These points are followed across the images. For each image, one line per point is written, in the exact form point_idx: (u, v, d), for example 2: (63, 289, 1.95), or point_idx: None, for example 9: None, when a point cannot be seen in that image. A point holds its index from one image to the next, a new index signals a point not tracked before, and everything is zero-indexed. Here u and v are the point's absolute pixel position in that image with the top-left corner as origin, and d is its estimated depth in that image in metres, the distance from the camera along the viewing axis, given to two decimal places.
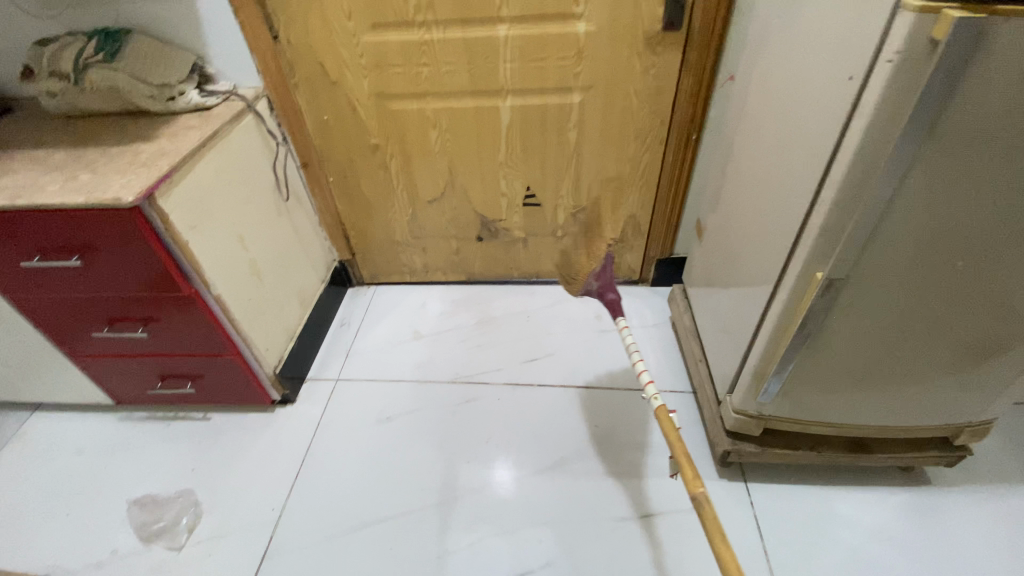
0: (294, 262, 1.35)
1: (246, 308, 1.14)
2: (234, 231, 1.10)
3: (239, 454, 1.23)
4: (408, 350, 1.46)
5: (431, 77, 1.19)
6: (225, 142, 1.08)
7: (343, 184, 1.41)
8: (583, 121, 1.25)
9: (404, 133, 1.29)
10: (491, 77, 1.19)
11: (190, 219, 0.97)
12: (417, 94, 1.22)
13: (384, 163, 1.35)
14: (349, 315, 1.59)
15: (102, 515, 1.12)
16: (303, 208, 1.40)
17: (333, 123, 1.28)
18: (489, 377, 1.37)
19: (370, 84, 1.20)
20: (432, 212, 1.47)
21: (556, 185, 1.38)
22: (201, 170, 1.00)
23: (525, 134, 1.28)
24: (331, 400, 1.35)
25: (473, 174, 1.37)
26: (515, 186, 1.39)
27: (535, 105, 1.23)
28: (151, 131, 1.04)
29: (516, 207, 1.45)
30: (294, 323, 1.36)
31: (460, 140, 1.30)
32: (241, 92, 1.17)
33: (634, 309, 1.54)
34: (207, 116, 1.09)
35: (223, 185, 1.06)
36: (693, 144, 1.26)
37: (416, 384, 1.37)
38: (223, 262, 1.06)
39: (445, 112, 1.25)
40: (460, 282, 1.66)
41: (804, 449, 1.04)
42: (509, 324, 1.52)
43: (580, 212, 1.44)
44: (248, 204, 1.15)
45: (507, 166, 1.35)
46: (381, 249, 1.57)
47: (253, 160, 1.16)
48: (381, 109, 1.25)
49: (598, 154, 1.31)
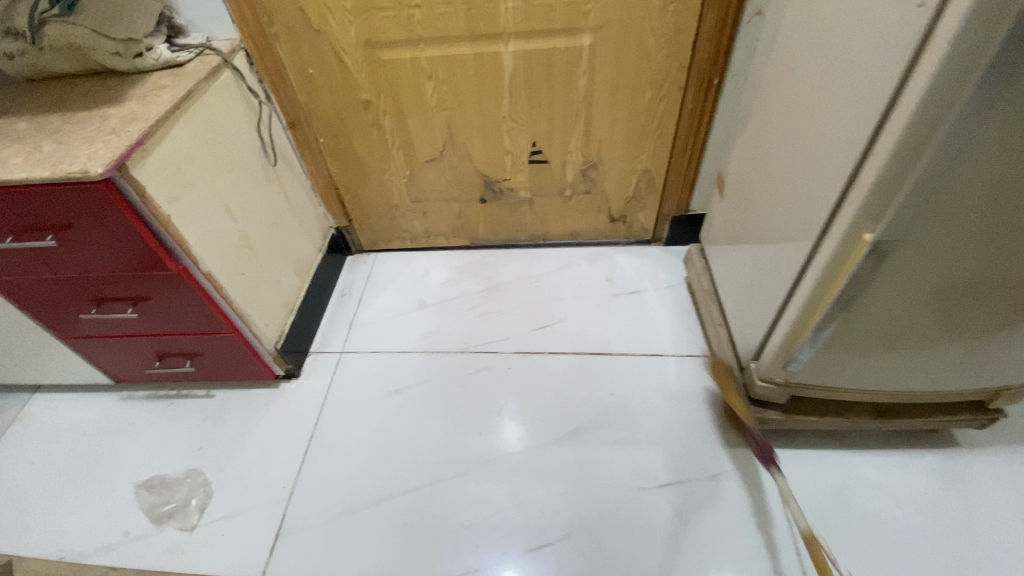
0: (288, 231, 1.28)
1: (240, 283, 1.08)
2: (220, 202, 1.02)
3: (245, 432, 1.20)
4: (413, 319, 1.41)
5: (424, 21, 1.07)
6: (203, 103, 0.98)
7: (335, 145, 1.31)
8: (593, 67, 1.14)
9: (397, 87, 1.18)
10: (492, 20, 1.06)
11: (170, 190, 0.89)
12: (410, 42, 1.10)
13: (377, 121, 1.25)
14: (350, 285, 1.53)
15: (112, 497, 1.11)
16: (293, 173, 1.31)
17: (319, 78, 1.17)
18: (498, 346, 1.32)
19: (357, 32, 1.09)
20: (431, 172, 1.38)
21: (563, 140, 1.28)
22: (178, 136, 0.91)
23: (529, 84, 1.17)
24: (336, 373, 1.30)
25: (474, 130, 1.27)
26: (520, 142, 1.29)
27: (541, 51, 1.11)
28: (120, 93, 0.94)
29: (521, 165, 1.35)
30: (293, 296, 1.30)
31: (458, 92, 1.19)
32: (215, 45, 1.06)
33: (648, 271, 1.47)
34: (180, 74, 0.99)
35: (204, 152, 0.97)
36: (715, 89, 1.15)
37: (422, 354, 1.33)
38: (210, 237, 0.99)
39: (441, 62, 1.13)
40: (464, 246, 1.59)
41: (830, 416, 1.00)
42: (517, 291, 1.46)
43: (590, 169, 1.35)
44: (233, 171, 1.07)
45: (511, 121, 1.24)
46: (380, 214, 1.49)
47: (234, 122, 1.07)
48: (371, 60, 1.13)
49: (610, 105, 1.20)
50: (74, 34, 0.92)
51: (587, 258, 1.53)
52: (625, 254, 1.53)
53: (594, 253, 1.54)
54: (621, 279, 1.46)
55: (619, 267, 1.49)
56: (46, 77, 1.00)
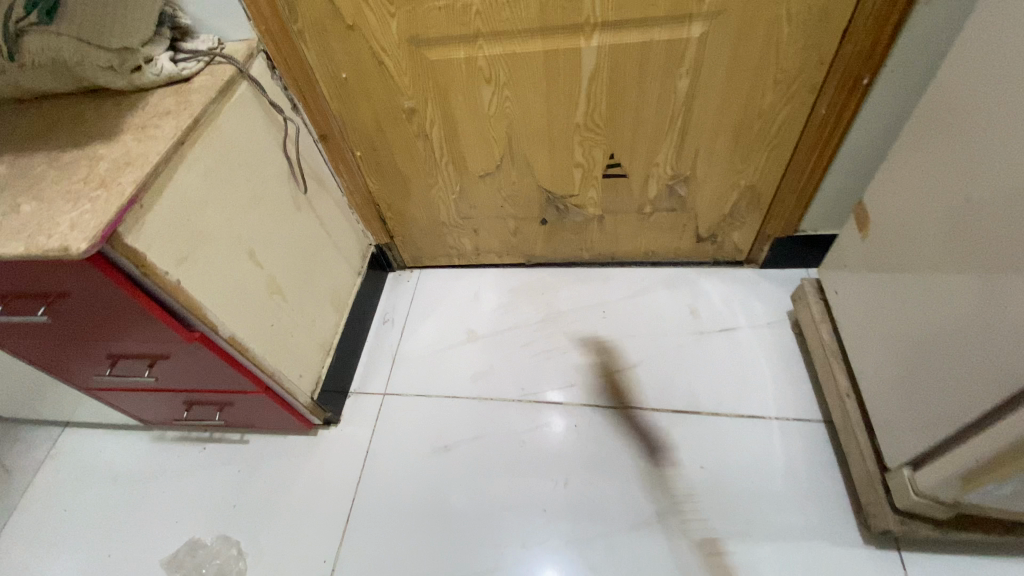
0: (320, 261, 1.11)
1: (268, 338, 0.93)
2: (242, 248, 0.85)
3: (282, 489, 1.09)
4: (463, 355, 1.24)
5: (485, 11, 0.82)
6: (216, 131, 0.79)
7: (374, 158, 1.11)
8: (700, 65, 0.87)
9: (449, 93, 0.96)
10: (577, 9, 0.81)
11: (177, 249, 0.72)
12: (467, 38, 0.87)
13: (422, 131, 1.04)
14: (392, 310, 1.36)
15: (147, 561, 1.03)
16: (327, 193, 1.13)
17: (354, 83, 0.95)
18: (561, 395, 1.14)
19: (399, 27, 0.86)
20: (485, 188, 1.16)
21: (649, 152, 1.03)
22: (185, 179, 0.73)
23: (613, 88, 0.92)
24: (379, 421, 1.16)
25: (539, 141, 1.03)
26: (594, 155, 1.05)
27: (633, 46, 0.85)
28: (114, 121, 0.76)
29: (593, 179, 1.11)
30: (330, 333, 1.15)
31: (523, 98, 0.95)
32: (229, 50, 0.86)
33: (740, 302, 1.23)
34: (185, 92, 0.79)
35: (218, 193, 0.80)
36: (862, 90, 0.88)
37: (474, 400, 1.16)
38: (232, 293, 0.83)
39: (504, 62, 0.90)
40: (519, 264, 1.38)
41: (1000, 535, 0.79)
42: (582, 323, 1.25)
43: (679, 185, 1.10)
44: (256, 207, 0.89)
45: (586, 130, 1.00)
46: (424, 231, 1.30)
47: (254, 146, 0.88)
48: (416, 61, 0.91)
49: (715, 111, 0.95)
50: (59, 46, 0.74)
51: (664, 283, 1.29)
52: (711, 278, 1.28)
53: (673, 276, 1.30)
54: (708, 311, 1.23)
55: (705, 295, 1.25)
56: (27, 96, 0.82)
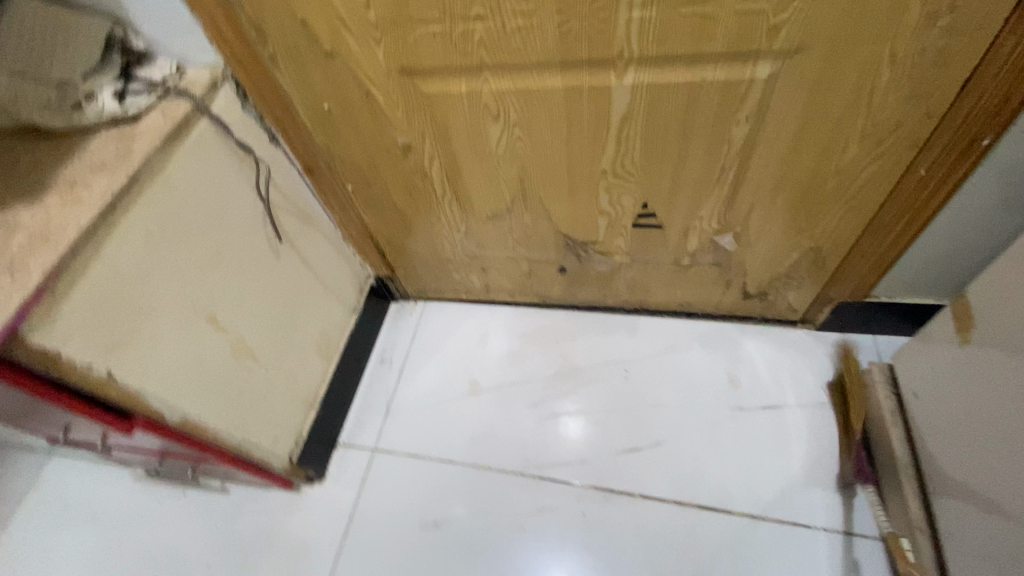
0: (306, 308, 0.99)
1: (234, 410, 0.82)
2: (199, 317, 0.74)
3: (257, 553, 1.00)
4: (462, 411, 1.11)
5: (491, 40, 0.65)
6: (163, 186, 0.66)
7: (368, 192, 0.96)
8: (765, 112, 0.68)
9: (449, 131, 0.80)
10: (607, 40, 0.63)
11: (106, 337, 0.61)
12: (468, 71, 0.70)
13: (421, 169, 0.88)
14: (390, 349, 1.23)
15: None
16: (317, 230, 1.00)
17: (339, 115, 0.80)
18: (570, 473, 0.99)
19: (386, 55, 0.70)
20: (494, 228, 1.00)
21: (690, 204, 0.85)
22: (117, 252, 0.61)
23: (651, 133, 0.74)
24: (365, 482, 1.05)
25: (557, 185, 0.86)
26: (622, 204, 0.88)
27: (677, 87, 0.67)
28: (44, 173, 0.64)
29: (621, 228, 0.93)
30: (315, 384, 1.04)
31: (538, 139, 0.78)
32: (190, 79, 0.73)
33: (790, 373, 1.04)
34: (128, 136, 0.66)
35: (166, 261, 0.68)
36: (979, 152, 0.67)
37: (470, 467, 1.03)
38: (186, 372, 0.72)
39: (515, 99, 0.73)
40: (533, 304, 1.22)
41: None
42: (599, 384, 1.09)
43: (727, 240, 0.91)
44: (220, 265, 0.77)
45: (613, 177, 0.83)
46: (428, 266, 1.16)
47: (219, 196, 0.75)
48: (410, 94, 0.75)
49: (779, 165, 0.75)
50: None
51: (700, 341, 1.11)
52: (756, 339, 1.09)
53: (711, 333, 1.12)
54: (750, 382, 1.04)
55: (747, 360, 1.07)
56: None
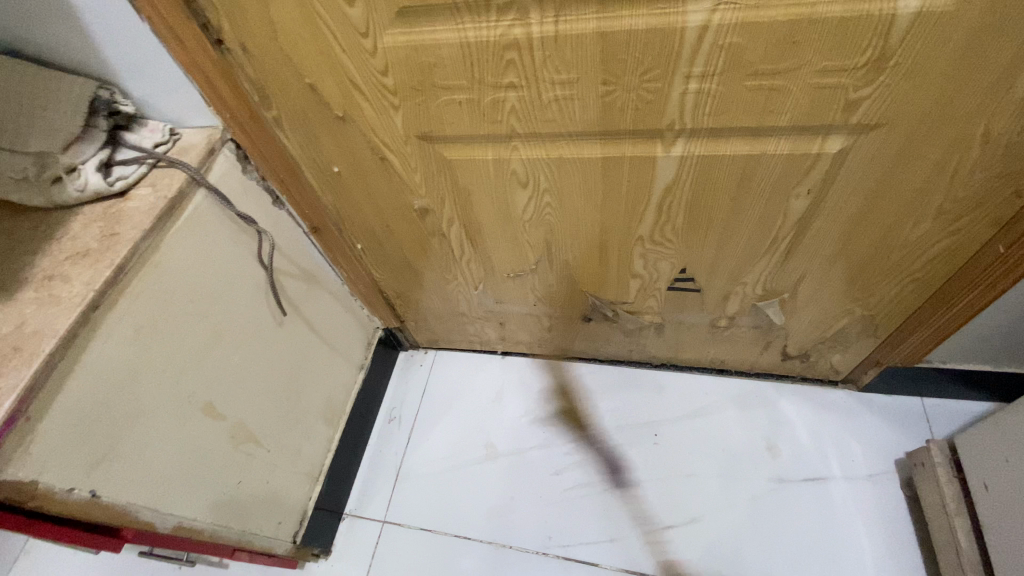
0: (312, 375, 0.91)
1: (233, 502, 0.74)
2: (196, 409, 0.66)
3: None
4: (478, 478, 1.03)
5: (523, 108, 0.58)
6: (154, 273, 0.59)
7: (379, 250, 0.89)
8: (830, 185, 0.61)
9: (471, 195, 0.72)
10: (657, 111, 0.56)
11: (88, 454, 0.53)
12: (497, 138, 0.63)
13: (437, 230, 0.81)
14: (399, 406, 1.15)
15: None
16: (324, 290, 0.92)
17: (350, 177, 0.73)
18: (598, 552, 0.92)
19: (405, 121, 0.62)
20: (515, 287, 0.92)
21: (735, 271, 0.77)
22: (101, 356, 0.54)
23: (697, 203, 0.67)
24: (375, 560, 0.97)
25: (587, 249, 0.79)
26: (658, 269, 0.80)
27: (733, 159, 0.59)
28: (17, 260, 0.57)
29: (655, 291, 0.86)
30: (321, 453, 0.96)
31: (570, 205, 0.71)
32: (185, 145, 0.65)
33: (833, 440, 0.96)
34: (116, 217, 0.59)
35: (158, 355, 0.60)
36: None
37: (489, 544, 0.96)
38: (181, 473, 0.65)
39: (547, 166, 0.65)
40: (552, 357, 1.15)
41: None
42: (626, 450, 1.01)
43: (770, 306, 0.83)
44: (218, 348, 0.69)
45: (650, 244, 0.75)
46: (441, 319, 1.08)
47: (218, 274, 0.67)
48: (429, 159, 0.67)
49: (839, 237, 0.68)
50: None
51: (733, 401, 1.03)
52: (795, 400, 1.02)
53: (745, 393, 1.04)
54: (790, 450, 0.97)
55: (786, 425, 0.99)
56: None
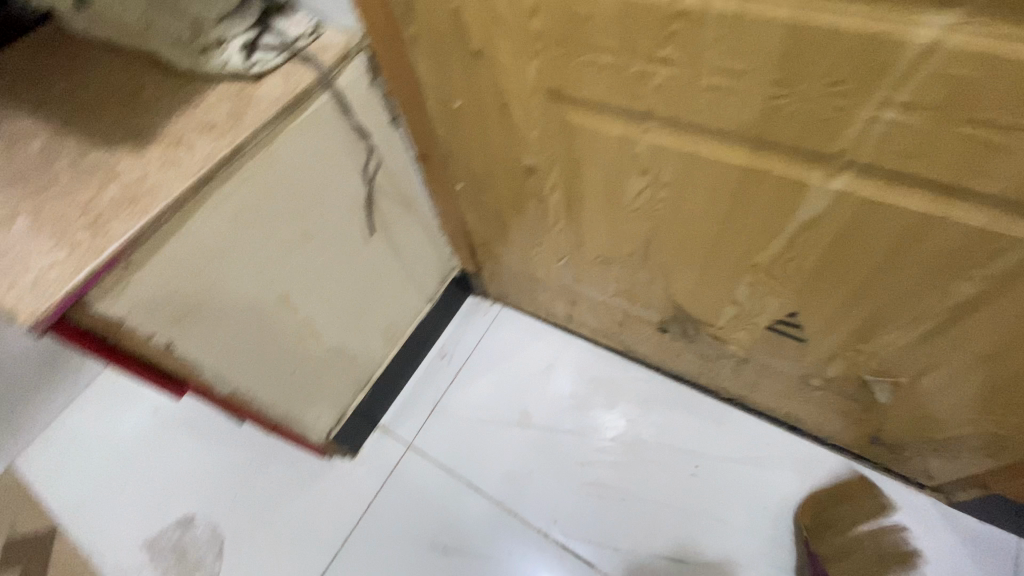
0: (383, 293, 0.94)
1: (285, 386, 0.80)
2: (273, 295, 0.70)
3: (278, 504, 1.01)
4: (505, 440, 1.03)
5: (671, 89, 0.51)
6: (265, 161, 0.61)
7: (476, 195, 0.87)
8: (1019, 278, 0.49)
9: (584, 167, 0.67)
10: (829, 133, 0.46)
11: (172, 310, 0.58)
12: (630, 114, 0.56)
13: (538, 191, 0.76)
14: (453, 346, 1.17)
15: (147, 514, 1.02)
16: (415, 217, 0.93)
17: (468, 115, 0.70)
18: (597, 554, 0.91)
19: (539, 71, 0.58)
20: (599, 272, 0.87)
21: (853, 333, 0.66)
22: (203, 226, 0.57)
23: (837, 248, 0.56)
24: (391, 476, 1.02)
25: (689, 259, 0.71)
26: (763, 303, 0.71)
27: (903, 213, 0.49)
28: (156, 120, 0.61)
29: (750, 324, 0.76)
30: (373, 366, 1.01)
31: (687, 208, 0.63)
32: (324, 44, 0.65)
33: (895, 545, 0.85)
34: (245, 99, 0.61)
35: (251, 238, 0.63)
36: None
37: (497, 504, 0.97)
38: (245, 348, 0.69)
39: (676, 159, 0.58)
40: (614, 351, 1.09)
41: None
42: (660, 469, 0.96)
43: (880, 383, 0.72)
44: (306, 247, 0.72)
45: (764, 275, 0.66)
46: (516, 278, 1.06)
47: (321, 177, 0.69)
48: (552, 118, 0.63)
49: (1002, 339, 0.55)
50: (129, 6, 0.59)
51: (794, 463, 0.94)
52: (865, 487, 0.90)
53: (810, 459, 0.94)
54: None
55: None
56: (96, 48, 0.70)
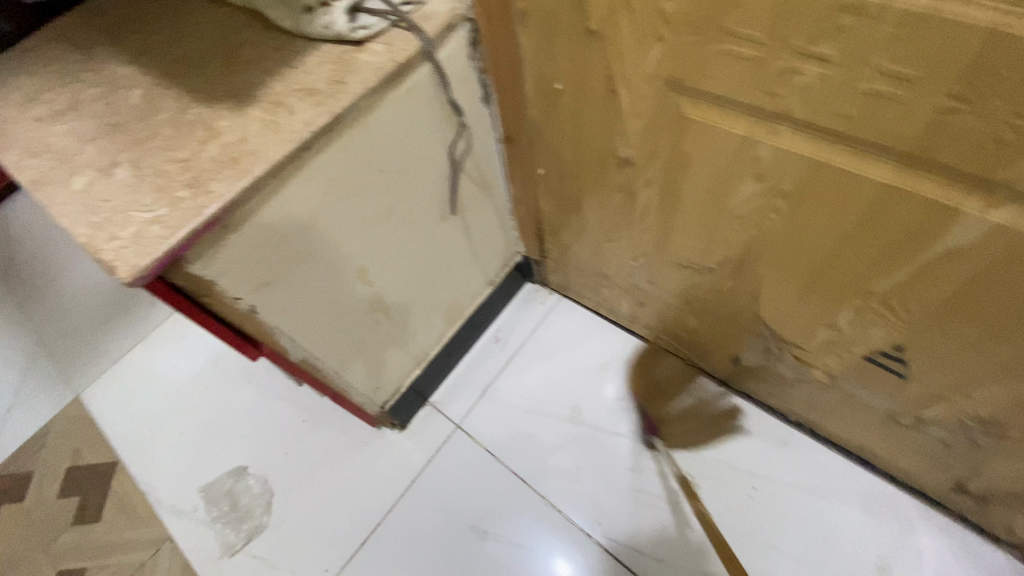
0: (450, 273, 0.92)
1: (350, 358, 0.80)
2: (350, 267, 0.69)
3: (325, 466, 1.03)
4: (554, 434, 1.02)
5: (818, 90, 0.45)
6: (361, 132, 0.59)
7: (557, 183, 0.83)
8: None
9: (689, 165, 0.62)
10: (1006, 158, 0.40)
11: (259, 275, 0.58)
12: (760, 113, 0.51)
13: (630, 185, 0.72)
14: (508, 331, 1.15)
15: (203, 460, 1.06)
16: (490, 198, 0.90)
17: (568, 98, 0.66)
18: (640, 562, 0.89)
19: (662, 58, 0.53)
20: (678, 276, 0.82)
21: (967, 376, 0.60)
22: (296, 193, 0.56)
23: (977, 286, 0.50)
24: (437, 453, 1.03)
25: (789, 275, 0.66)
26: (866, 332, 0.65)
27: None
28: (256, 79, 0.59)
29: (843, 351, 0.71)
30: (430, 344, 1.00)
31: (801, 221, 0.58)
32: (428, 12, 0.62)
33: None
34: (346, 65, 0.59)
35: (339, 208, 0.62)
36: None
37: (541, 497, 0.96)
38: (320, 317, 0.69)
39: (803, 168, 0.53)
40: (675, 356, 1.05)
41: None
42: (714, 484, 0.92)
43: (985, 432, 0.65)
44: (386, 222, 0.70)
45: (875, 303, 0.60)
46: (582, 271, 1.02)
47: (410, 151, 0.67)
48: (664, 109, 0.58)
49: None
50: None
51: (860, 498, 0.88)
52: (937, 534, 0.84)
53: (878, 496, 0.88)
54: None
55: (913, 555, 0.83)
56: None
